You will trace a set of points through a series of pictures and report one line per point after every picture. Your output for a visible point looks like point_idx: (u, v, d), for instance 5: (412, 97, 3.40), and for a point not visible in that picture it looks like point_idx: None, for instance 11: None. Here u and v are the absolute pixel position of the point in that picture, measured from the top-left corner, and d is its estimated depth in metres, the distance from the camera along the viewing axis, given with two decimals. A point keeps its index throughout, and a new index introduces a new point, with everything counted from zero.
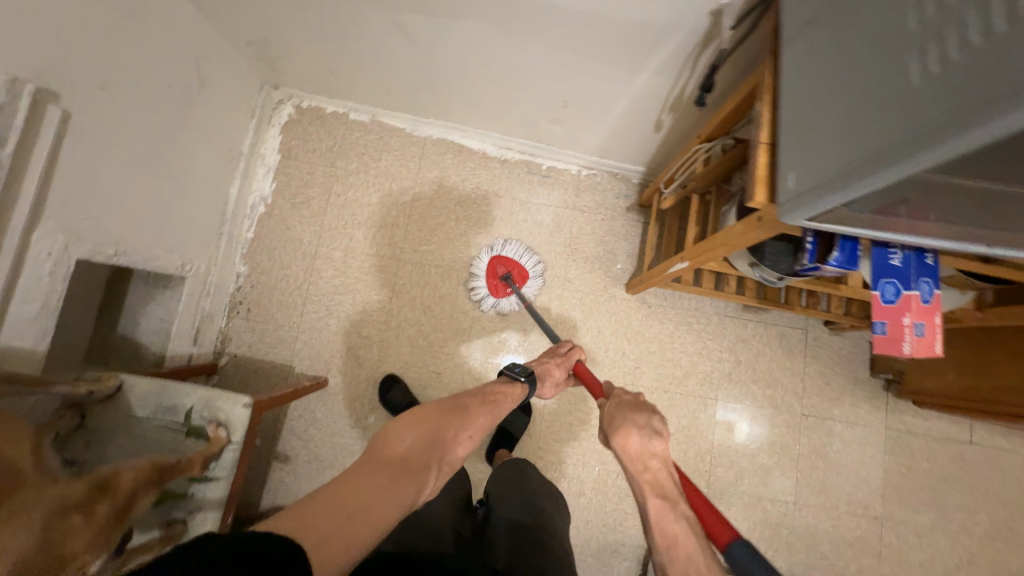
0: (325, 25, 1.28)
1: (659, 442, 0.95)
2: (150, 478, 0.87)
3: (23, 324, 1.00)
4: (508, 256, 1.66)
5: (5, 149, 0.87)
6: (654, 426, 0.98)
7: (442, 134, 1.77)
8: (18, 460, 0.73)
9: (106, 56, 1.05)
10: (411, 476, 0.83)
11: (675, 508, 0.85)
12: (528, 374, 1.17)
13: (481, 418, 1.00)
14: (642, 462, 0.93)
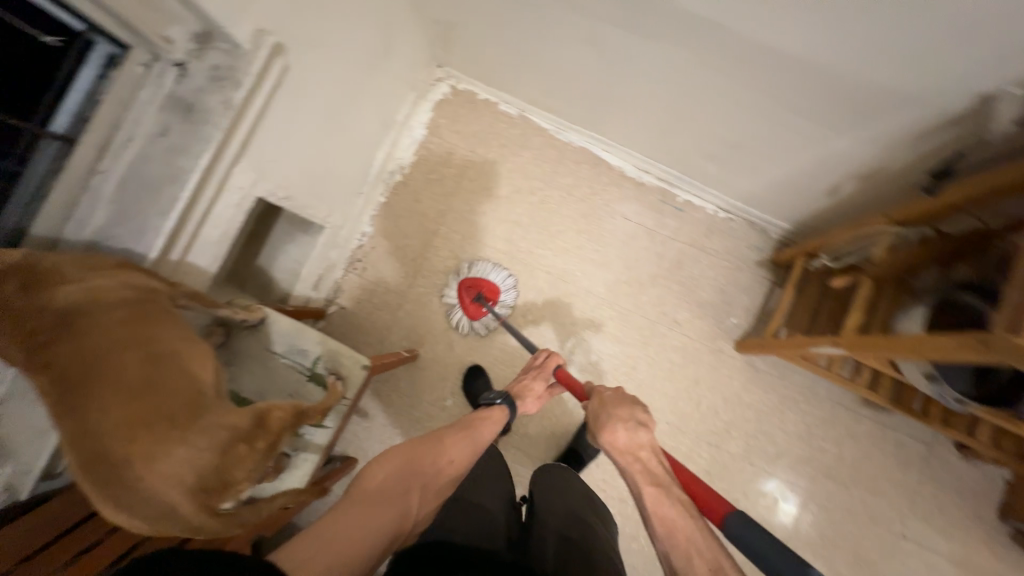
0: (516, 22, 1.29)
1: (644, 433, 0.95)
2: (293, 420, 0.92)
3: (208, 245, 1.11)
4: (474, 275, 1.65)
5: (240, 91, 0.98)
6: (637, 418, 0.98)
7: (583, 143, 1.74)
8: (202, 381, 0.82)
9: (326, 18, 1.14)
10: (395, 501, 0.92)
11: (670, 492, 0.83)
12: (506, 399, 1.25)
13: (457, 447, 1.08)
14: (631, 454, 0.92)
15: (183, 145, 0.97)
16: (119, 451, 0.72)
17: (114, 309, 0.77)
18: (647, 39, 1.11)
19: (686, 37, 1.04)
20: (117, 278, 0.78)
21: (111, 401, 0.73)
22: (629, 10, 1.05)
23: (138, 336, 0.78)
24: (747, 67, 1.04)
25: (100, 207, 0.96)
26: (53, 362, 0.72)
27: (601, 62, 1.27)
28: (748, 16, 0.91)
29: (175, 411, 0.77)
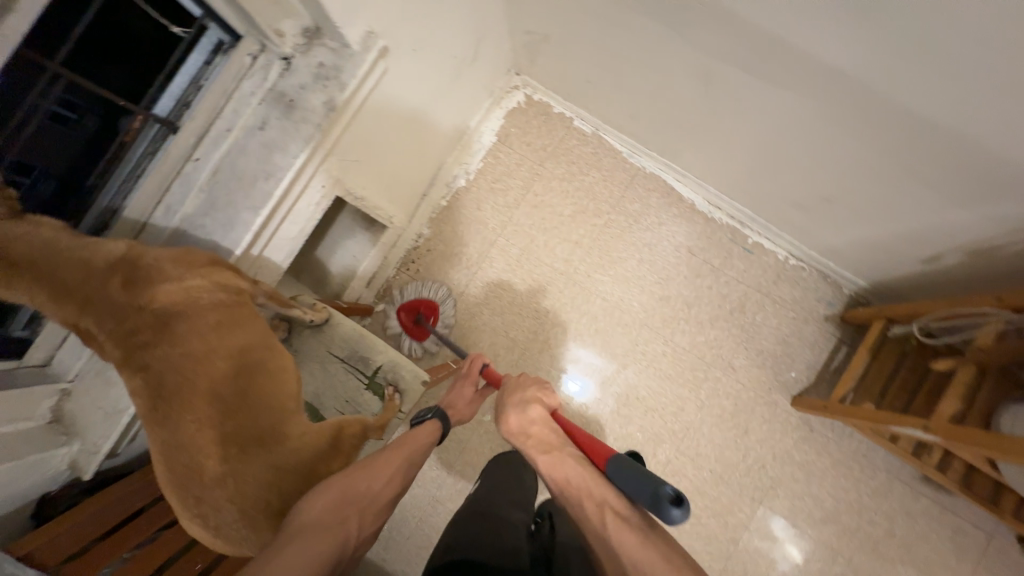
0: (617, 47, 1.24)
1: (534, 408, 0.97)
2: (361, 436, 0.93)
3: (284, 242, 1.07)
4: (410, 297, 1.59)
5: (343, 93, 0.95)
6: (527, 397, 1.01)
7: (655, 169, 1.69)
8: (287, 398, 0.90)
9: (428, 21, 1.10)
10: (331, 530, 0.72)
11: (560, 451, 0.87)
12: (437, 411, 1.04)
13: (394, 460, 0.87)
14: (524, 433, 0.94)
15: (280, 143, 0.94)
16: (211, 468, 0.80)
17: (206, 316, 0.84)
18: (765, 83, 1.04)
19: (814, 88, 0.97)
20: (209, 281, 0.84)
21: (204, 416, 0.80)
22: (756, 53, 0.98)
23: (227, 345, 0.85)
24: (876, 125, 0.97)
25: (191, 195, 0.94)
26: (152, 368, 0.80)
27: (701, 97, 1.21)
28: (901, 77, 0.83)
29: (263, 428, 0.85)
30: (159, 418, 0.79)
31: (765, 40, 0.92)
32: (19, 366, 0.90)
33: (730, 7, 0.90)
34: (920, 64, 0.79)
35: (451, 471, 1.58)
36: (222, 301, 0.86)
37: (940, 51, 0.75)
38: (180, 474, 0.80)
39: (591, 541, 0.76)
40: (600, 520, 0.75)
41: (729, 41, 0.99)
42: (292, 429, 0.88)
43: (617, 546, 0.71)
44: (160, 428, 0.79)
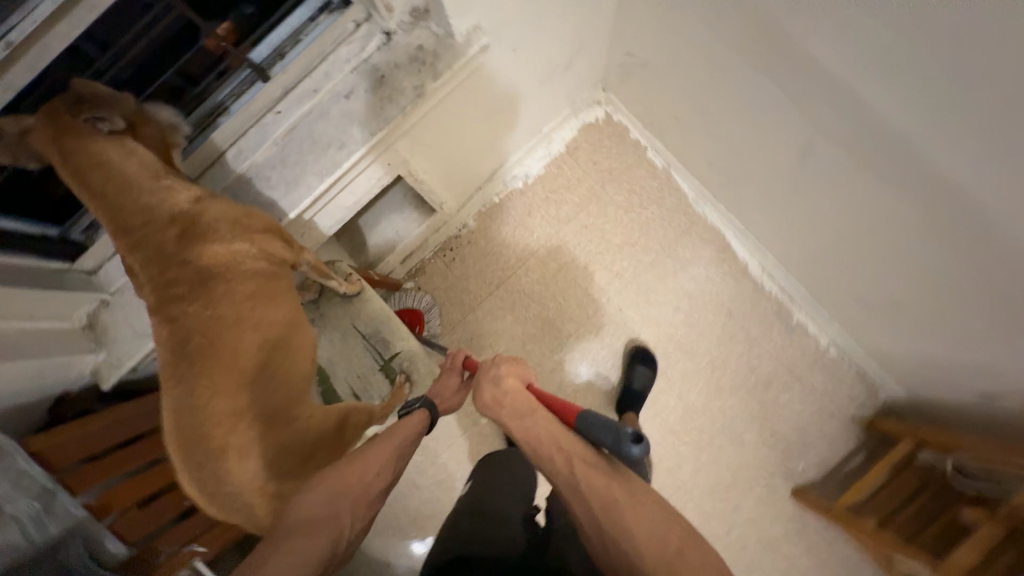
0: (717, 93, 1.19)
1: (507, 378, 0.91)
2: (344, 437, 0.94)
3: (339, 209, 1.07)
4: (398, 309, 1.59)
5: (436, 82, 0.94)
6: (497, 368, 0.94)
7: (717, 222, 1.63)
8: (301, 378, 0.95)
9: (532, 23, 1.07)
10: (317, 532, 0.74)
11: (534, 418, 0.84)
12: (424, 400, 0.95)
13: (385, 450, 0.85)
14: (497, 403, 0.89)
15: (361, 117, 0.94)
16: (219, 437, 0.84)
17: (245, 283, 0.91)
18: (868, 176, 0.97)
19: (913, 195, 0.90)
20: (260, 250, 0.92)
21: (223, 382, 0.85)
22: (867, 143, 0.91)
23: (259, 316, 0.91)
24: (963, 252, 0.91)
25: (265, 145, 0.94)
26: (183, 321, 0.86)
27: (791, 167, 1.15)
28: (1005, 211, 0.77)
29: (276, 405, 0.90)
30: (180, 377, 0.84)
31: (881, 132, 0.86)
32: (69, 271, 0.92)
33: (857, 89, 0.84)
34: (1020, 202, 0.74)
35: (436, 463, 1.59)
36: (263, 272, 0.93)
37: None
38: (186, 436, 0.84)
39: (564, 493, 0.78)
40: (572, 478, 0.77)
41: (843, 123, 0.92)
42: (300, 411, 0.93)
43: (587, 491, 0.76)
44: (177, 384, 0.84)
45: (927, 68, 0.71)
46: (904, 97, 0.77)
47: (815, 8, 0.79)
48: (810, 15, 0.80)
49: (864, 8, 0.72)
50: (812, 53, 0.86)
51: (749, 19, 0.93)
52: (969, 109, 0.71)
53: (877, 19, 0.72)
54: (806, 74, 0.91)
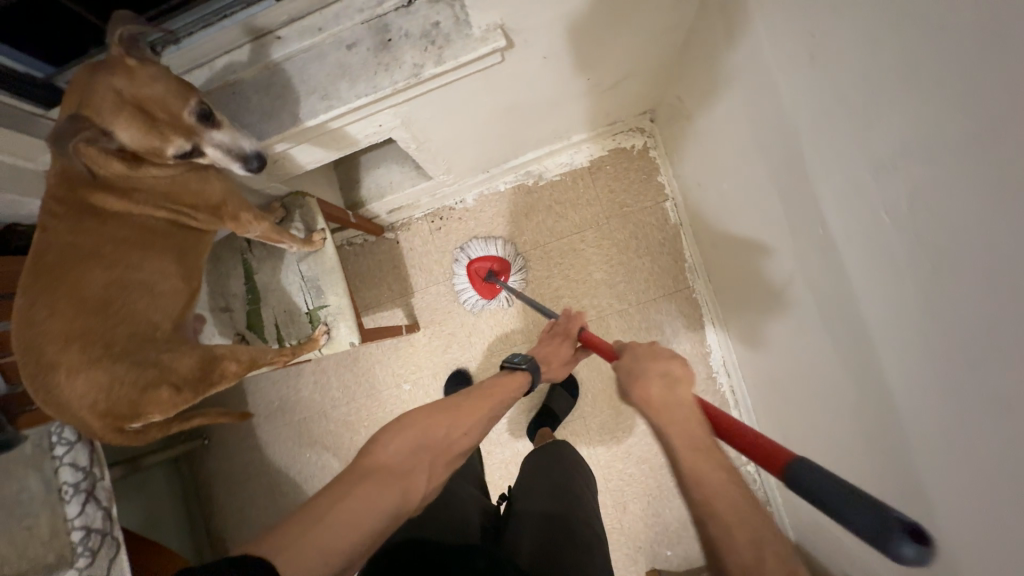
0: (736, 180, 1.11)
1: (683, 390, 0.77)
2: (193, 380, 0.98)
3: (319, 148, 1.07)
4: (482, 253, 1.60)
5: (436, 68, 0.87)
6: (671, 371, 0.81)
7: (702, 299, 1.56)
8: (160, 319, 0.99)
9: (577, 32, 0.98)
10: (399, 478, 0.77)
11: (720, 458, 0.66)
12: (529, 362, 1.14)
13: (471, 415, 0.93)
14: (668, 411, 0.74)
15: (354, 73, 0.90)
16: (48, 353, 0.88)
17: (121, 230, 0.96)
18: (830, 336, 0.91)
19: (851, 370, 0.87)
20: (161, 211, 0.99)
21: (63, 303, 0.89)
22: (836, 309, 0.86)
23: (125, 258, 0.96)
24: (874, 449, 0.86)
25: (256, 65, 0.92)
26: (47, 235, 0.91)
27: (774, 286, 1.09)
28: (921, 431, 0.72)
29: (114, 336, 0.92)
30: (28, 287, 0.88)
31: (849, 306, 0.82)
32: (41, 116, 0.94)
33: (848, 256, 0.78)
34: (942, 441, 0.68)
35: (349, 403, 1.68)
36: (150, 226, 0.99)
37: (949, 439, 0.67)
38: (20, 345, 0.88)
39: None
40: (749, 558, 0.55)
41: (827, 280, 0.86)
42: (142, 342, 0.95)
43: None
44: (26, 291, 0.88)
45: (905, 261, 0.67)
46: (882, 286, 0.72)
47: (841, 158, 0.73)
48: (839, 163, 0.73)
49: (885, 180, 0.66)
50: (826, 198, 0.79)
51: (782, 132, 0.86)
52: (927, 330, 0.66)
53: (889, 198, 0.66)
54: (809, 215, 0.86)
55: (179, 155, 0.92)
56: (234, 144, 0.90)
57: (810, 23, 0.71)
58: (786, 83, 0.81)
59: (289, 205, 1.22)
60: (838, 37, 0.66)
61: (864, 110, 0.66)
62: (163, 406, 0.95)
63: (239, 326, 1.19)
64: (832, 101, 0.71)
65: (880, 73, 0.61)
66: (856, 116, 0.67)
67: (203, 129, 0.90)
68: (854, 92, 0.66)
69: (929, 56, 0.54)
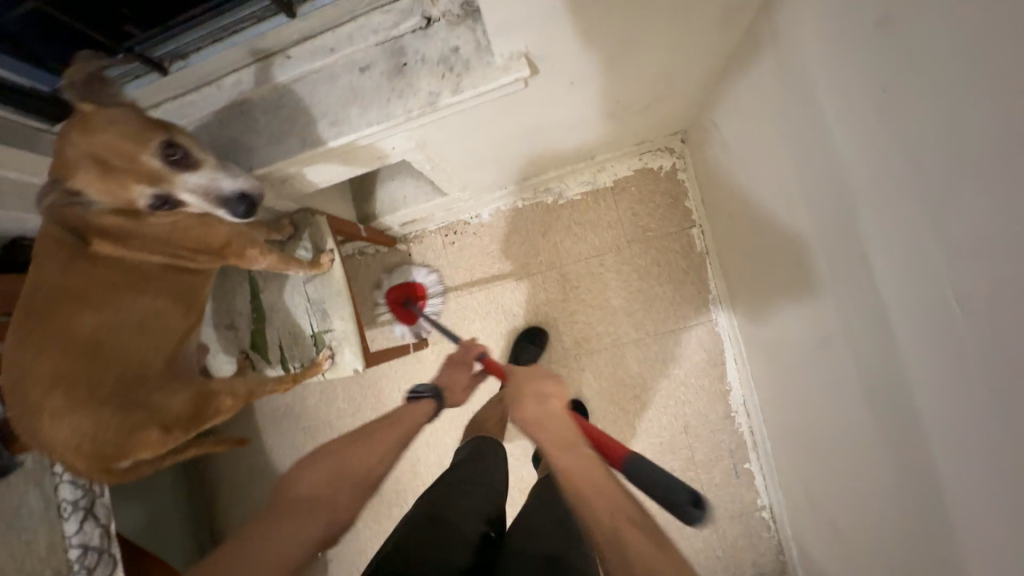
0: (775, 219, 1.03)
1: (552, 401, 0.91)
2: (186, 420, 0.99)
3: (326, 170, 1.01)
4: (399, 280, 1.59)
5: (453, 99, 0.82)
6: (547, 390, 0.94)
7: (724, 333, 1.47)
8: (149, 357, 0.97)
9: (605, 59, 0.91)
10: (315, 509, 0.78)
11: (576, 448, 0.80)
12: (432, 390, 1.10)
13: (384, 438, 0.94)
14: (536, 424, 0.86)
15: (365, 98, 0.84)
16: (31, 395, 0.85)
17: (115, 271, 0.94)
18: (874, 403, 0.83)
19: (893, 443, 0.80)
20: (158, 254, 0.96)
21: (49, 344, 0.86)
22: (884, 385, 0.79)
23: (114, 300, 0.93)
24: (915, 529, 0.79)
25: (263, 86, 0.88)
26: (40, 272, 0.87)
27: (812, 337, 1.00)
28: (972, 524, 0.66)
29: (101, 378, 0.90)
30: (18, 326, 0.85)
31: (900, 387, 0.75)
32: (46, 130, 0.94)
33: (905, 333, 0.70)
34: (994, 538, 0.62)
35: (353, 416, 1.65)
36: (145, 269, 0.97)
37: (1002, 541, 0.60)
38: (5, 384, 0.86)
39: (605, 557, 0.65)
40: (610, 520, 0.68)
41: (880, 356, 0.79)
42: (134, 381, 0.94)
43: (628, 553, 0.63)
44: (14, 330, 0.85)
45: (955, 345, 0.61)
46: (932, 364, 0.66)
47: (897, 226, 0.66)
48: (902, 242, 0.66)
49: (954, 273, 0.59)
50: (881, 270, 0.72)
51: (836, 191, 0.78)
52: (990, 443, 0.59)
53: (955, 290, 0.59)
54: (860, 286, 0.79)
55: (150, 207, 0.90)
56: (212, 185, 0.87)
57: (875, 79, 0.63)
58: (845, 140, 0.72)
59: (298, 223, 1.18)
60: (909, 103, 0.58)
61: (934, 190, 0.58)
62: (150, 446, 0.93)
63: (243, 345, 1.17)
64: (898, 172, 0.63)
65: (961, 157, 0.53)
66: (928, 197, 0.59)
67: (174, 170, 0.86)
68: (925, 167, 0.59)
69: (1020, 151, 0.46)
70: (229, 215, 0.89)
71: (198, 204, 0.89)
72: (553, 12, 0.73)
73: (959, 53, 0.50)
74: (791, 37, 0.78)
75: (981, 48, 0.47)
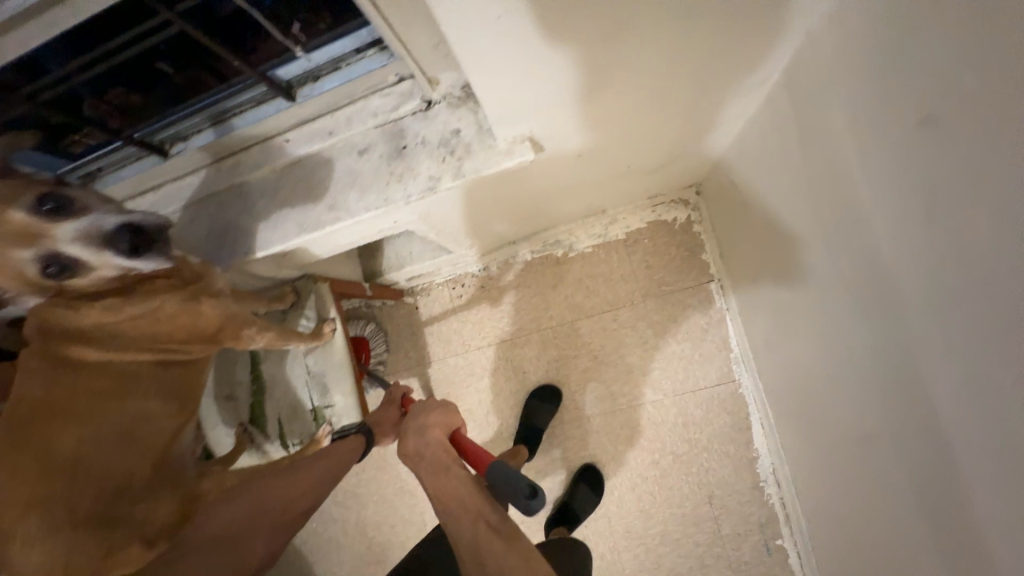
0: (806, 288, 0.95)
1: (433, 428, 0.83)
2: (171, 531, 0.90)
3: (327, 248, 0.96)
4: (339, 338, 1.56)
5: (455, 182, 0.78)
6: (432, 420, 0.85)
7: (749, 393, 1.38)
8: (135, 467, 0.91)
9: (610, 130, 0.87)
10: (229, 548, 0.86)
11: (448, 471, 0.75)
12: (359, 427, 0.95)
13: (309, 477, 0.88)
14: (415, 457, 0.80)
15: (364, 182, 0.81)
16: (3, 523, 0.78)
17: (99, 379, 0.91)
18: (925, 509, 0.74)
19: (949, 560, 0.70)
20: (143, 352, 0.95)
21: (26, 466, 0.80)
22: (936, 496, 0.70)
23: (99, 409, 0.89)
24: None
25: (261, 168, 0.87)
26: (18, 394, 0.85)
27: (850, 421, 0.91)
28: None
29: (80, 498, 0.83)
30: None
31: (956, 506, 0.66)
32: None
33: (962, 445, 0.62)
34: None
35: (357, 477, 1.59)
36: (132, 371, 0.95)
37: None
38: None
39: None
40: (472, 533, 0.66)
41: (927, 460, 0.70)
42: (118, 493, 0.87)
43: (487, 566, 0.62)
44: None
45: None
46: (996, 488, 0.57)
47: (948, 331, 0.58)
48: (957, 354, 0.58)
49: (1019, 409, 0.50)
50: (928, 374, 0.65)
51: (875, 279, 0.70)
52: None
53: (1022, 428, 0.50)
54: (908, 386, 0.70)
55: (45, 273, 0.85)
56: (94, 224, 0.84)
57: (917, 173, 0.56)
58: (882, 228, 0.66)
59: (300, 290, 1.16)
60: (958, 208, 0.51)
61: (992, 310, 0.50)
62: (129, 571, 0.82)
63: (242, 418, 1.13)
64: (951, 277, 0.56)
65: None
66: (985, 315, 0.52)
67: (50, 222, 0.82)
68: (974, 275, 0.52)
69: None
70: (114, 254, 0.85)
71: (84, 252, 0.84)
72: (560, 97, 0.71)
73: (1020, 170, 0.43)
74: (816, 112, 0.73)
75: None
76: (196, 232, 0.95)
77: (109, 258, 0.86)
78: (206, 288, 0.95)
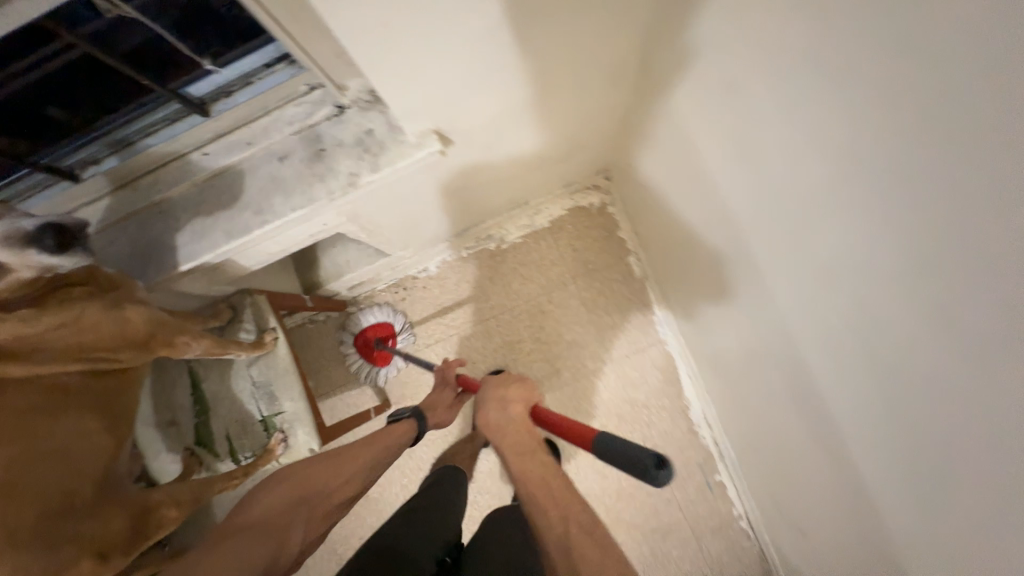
0: (692, 245, 1.11)
1: (515, 407, 0.93)
2: (126, 539, 0.93)
3: (257, 255, 0.99)
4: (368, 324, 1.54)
5: (373, 175, 0.86)
6: (515, 397, 0.95)
7: (675, 350, 1.53)
8: (76, 484, 0.91)
9: (512, 126, 0.99)
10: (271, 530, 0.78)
11: (535, 454, 0.83)
12: (414, 411, 1.11)
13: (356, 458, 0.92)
14: (500, 430, 0.90)
15: (287, 187, 0.86)
16: None
17: (27, 398, 0.89)
18: (797, 405, 0.90)
19: (819, 442, 0.86)
20: (67, 363, 0.92)
21: None
22: (802, 391, 0.86)
23: (31, 431, 0.88)
24: (848, 511, 0.85)
25: (181, 184, 0.90)
26: None
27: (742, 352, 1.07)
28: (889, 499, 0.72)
29: (19, 520, 0.82)
30: None
31: (812, 391, 0.82)
32: None
33: (807, 338, 0.78)
34: (904, 508, 0.69)
35: None
36: (59, 386, 0.94)
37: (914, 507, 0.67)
38: None
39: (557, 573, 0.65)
40: (564, 531, 0.69)
41: (789, 362, 0.87)
42: (61, 513, 0.87)
43: (574, 552, 0.66)
44: None
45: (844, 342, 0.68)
46: (832, 363, 0.73)
47: (779, 247, 0.75)
48: (814, 276, 0.69)
49: (833, 293, 0.67)
50: (796, 299, 0.76)
51: (730, 221, 0.87)
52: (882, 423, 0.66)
53: (917, 344, 0.55)
54: (771, 308, 0.86)
55: None
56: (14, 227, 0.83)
57: (767, 129, 0.67)
58: (725, 178, 0.83)
59: (236, 305, 1.17)
60: (784, 153, 0.65)
61: (836, 232, 0.61)
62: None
63: (188, 440, 1.11)
64: (771, 204, 0.72)
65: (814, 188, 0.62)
66: (799, 228, 0.68)
67: None
68: (786, 197, 0.68)
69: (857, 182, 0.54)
70: (38, 253, 0.83)
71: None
72: (459, 95, 0.81)
73: (824, 112, 0.55)
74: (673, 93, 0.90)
75: (903, 104, 0.45)
76: (118, 253, 0.96)
77: (30, 259, 0.84)
78: (130, 293, 0.93)
